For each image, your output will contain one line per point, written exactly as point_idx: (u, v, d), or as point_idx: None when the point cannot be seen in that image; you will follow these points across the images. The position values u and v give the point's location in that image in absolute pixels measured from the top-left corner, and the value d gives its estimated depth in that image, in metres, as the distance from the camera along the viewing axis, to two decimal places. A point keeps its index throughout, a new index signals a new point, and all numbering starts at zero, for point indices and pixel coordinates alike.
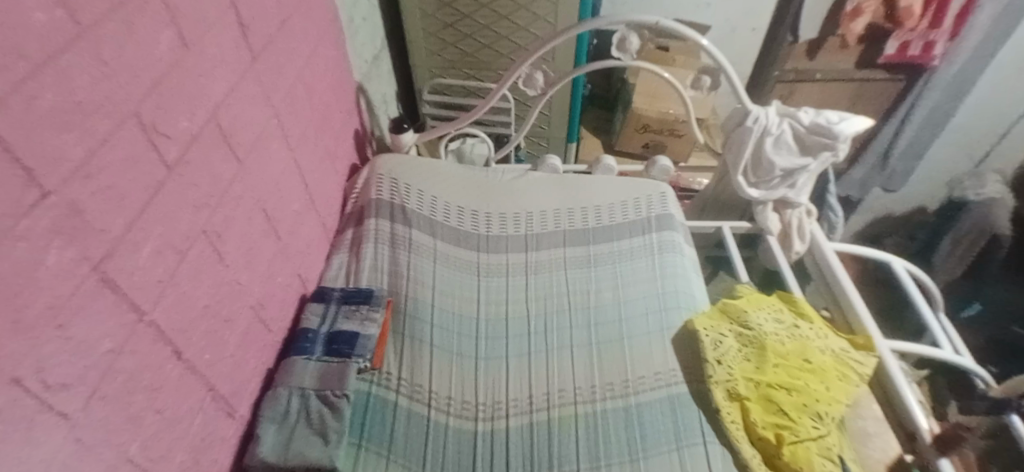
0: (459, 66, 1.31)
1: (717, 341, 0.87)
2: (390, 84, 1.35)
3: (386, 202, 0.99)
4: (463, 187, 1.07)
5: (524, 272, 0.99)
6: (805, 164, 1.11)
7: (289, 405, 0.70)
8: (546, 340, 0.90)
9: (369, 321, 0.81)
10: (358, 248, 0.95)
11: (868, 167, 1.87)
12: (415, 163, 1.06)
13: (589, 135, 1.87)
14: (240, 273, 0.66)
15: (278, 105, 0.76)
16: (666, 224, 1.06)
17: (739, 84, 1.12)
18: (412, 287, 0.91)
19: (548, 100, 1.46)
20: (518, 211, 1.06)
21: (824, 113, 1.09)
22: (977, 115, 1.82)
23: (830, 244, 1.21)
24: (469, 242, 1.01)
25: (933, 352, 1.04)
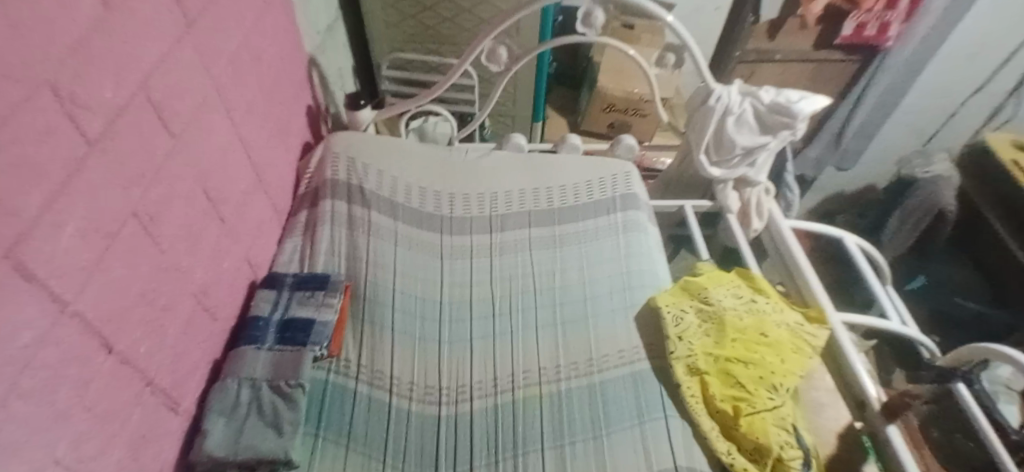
0: (419, 40, 1.26)
1: (679, 318, 0.89)
2: (346, 57, 1.29)
3: (343, 182, 0.95)
4: (425, 167, 1.04)
5: (489, 253, 0.97)
6: (765, 143, 1.13)
7: (238, 396, 0.67)
8: (512, 321, 0.89)
9: (324, 306, 0.77)
10: (313, 229, 0.90)
11: (822, 146, 1.93)
12: (374, 141, 1.02)
13: (554, 114, 1.86)
14: (179, 258, 0.62)
15: (219, 77, 0.71)
16: (631, 204, 1.06)
17: (703, 62, 1.11)
18: (372, 270, 0.88)
19: (512, 78, 1.43)
20: (483, 191, 1.04)
21: (785, 92, 1.09)
22: (928, 95, 1.88)
23: (788, 222, 1.24)
24: (432, 224, 0.98)
25: (880, 324, 1.09)
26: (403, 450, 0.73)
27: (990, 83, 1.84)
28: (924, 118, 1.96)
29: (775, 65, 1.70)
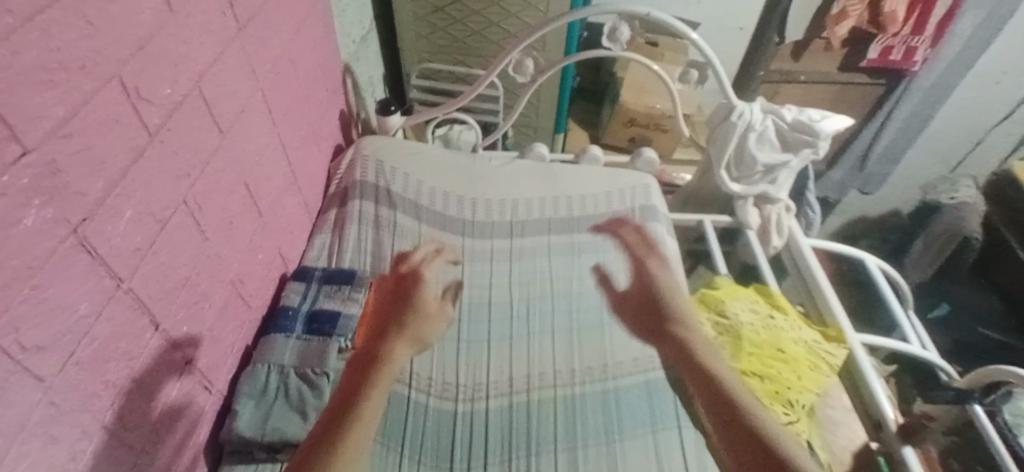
0: (447, 51, 1.30)
1: (695, 329, 0.92)
2: (377, 66, 1.34)
3: (370, 184, 0.98)
4: (450, 172, 1.07)
5: (508, 258, 1.00)
6: (786, 160, 1.14)
7: (267, 381, 0.69)
8: (529, 324, 0.91)
9: (350, 300, 0.80)
10: (340, 227, 0.93)
11: (846, 169, 1.92)
12: (401, 146, 1.06)
13: (576, 127, 1.89)
14: (220, 247, 0.65)
15: (263, 78, 0.75)
16: (649, 216, 1.09)
17: (726, 79, 1.13)
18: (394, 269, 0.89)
19: (536, 90, 1.46)
20: (504, 197, 1.07)
21: (807, 111, 1.12)
22: (954, 121, 1.87)
23: (807, 240, 1.24)
24: (455, 227, 1.01)
25: (899, 346, 1.09)
26: (421, 444, 0.76)
27: (1017, 112, 1.83)
28: (951, 143, 1.95)
29: (799, 85, 1.74)
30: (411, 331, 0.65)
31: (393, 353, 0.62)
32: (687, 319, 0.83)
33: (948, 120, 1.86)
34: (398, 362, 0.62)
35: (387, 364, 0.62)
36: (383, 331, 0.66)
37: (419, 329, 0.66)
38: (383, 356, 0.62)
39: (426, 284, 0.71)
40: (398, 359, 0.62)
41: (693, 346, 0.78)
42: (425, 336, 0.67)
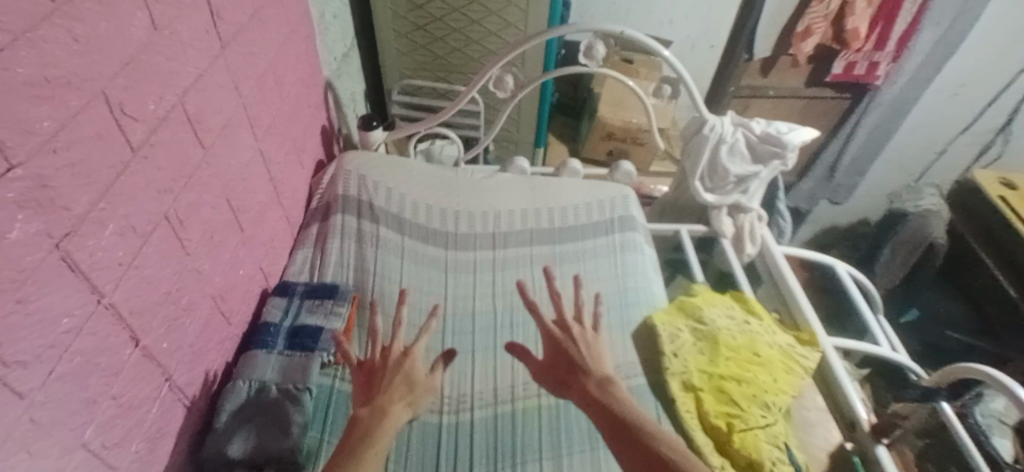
0: (429, 68, 1.33)
1: (674, 335, 0.95)
2: (360, 82, 1.35)
3: (353, 198, 0.99)
4: (431, 186, 1.08)
5: (492, 268, 1.01)
6: (757, 171, 1.19)
7: (249, 398, 0.68)
8: (513, 334, 0.92)
9: (333, 315, 0.80)
10: (323, 242, 0.93)
11: (815, 180, 2.02)
12: (383, 161, 1.07)
13: (556, 142, 1.92)
14: (201, 262, 0.65)
15: (247, 95, 0.76)
16: (628, 226, 1.12)
17: (698, 95, 1.17)
18: (378, 283, 0.90)
19: (516, 105, 1.49)
20: (487, 210, 1.09)
21: (775, 124, 1.17)
22: (914, 133, 1.97)
23: (779, 248, 1.28)
24: (437, 239, 1.01)
25: (870, 348, 1.14)
26: (405, 459, 0.75)
27: (975, 124, 1.93)
28: (915, 153, 2.04)
29: (769, 100, 1.80)
30: (409, 395, 0.66)
31: (390, 414, 0.62)
32: (585, 350, 0.74)
33: (910, 131, 1.95)
34: (397, 422, 0.62)
35: (386, 425, 0.61)
36: (376, 397, 0.65)
37: (416, 394, 0.67)
38: (381, 416, 0.62)
39: (416, 349, 0.72)
40: (398, 419, 0.62)
41: (585, 362, 0.71)
42: (421, 399, 0.68)
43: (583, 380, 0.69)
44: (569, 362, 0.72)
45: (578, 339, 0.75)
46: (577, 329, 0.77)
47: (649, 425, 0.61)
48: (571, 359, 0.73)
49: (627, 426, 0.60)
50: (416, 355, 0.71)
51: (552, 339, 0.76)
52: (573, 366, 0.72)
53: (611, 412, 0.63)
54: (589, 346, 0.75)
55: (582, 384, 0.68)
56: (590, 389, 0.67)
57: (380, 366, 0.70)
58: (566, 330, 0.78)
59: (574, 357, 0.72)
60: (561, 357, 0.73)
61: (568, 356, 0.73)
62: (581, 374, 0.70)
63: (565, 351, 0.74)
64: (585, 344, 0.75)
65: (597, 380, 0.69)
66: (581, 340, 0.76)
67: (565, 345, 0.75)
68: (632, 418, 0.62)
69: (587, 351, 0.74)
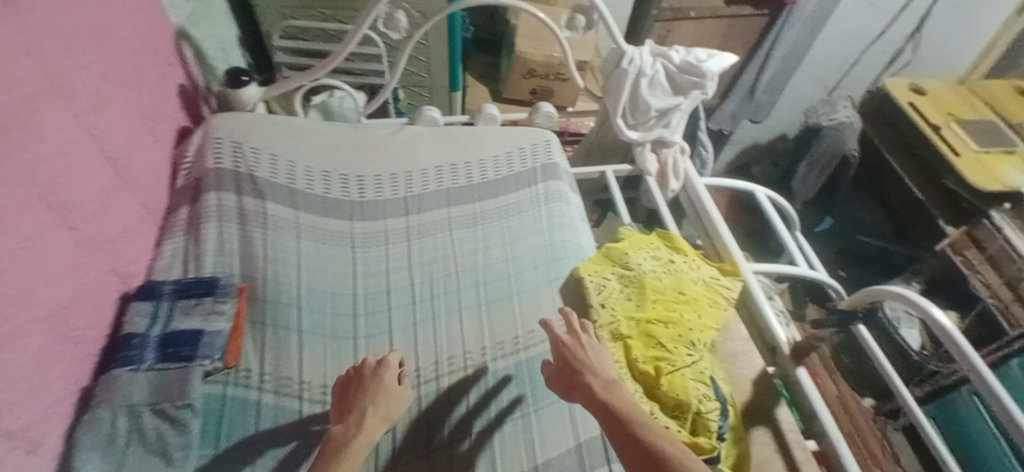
0: (312, 5, 1.16)
1: (601, 285, 0.92)
2: (229, 27, 1.16)
3: (228, 171, 0.85)
4: (326, 147, 0.95)
5: (406, 238, 0.92)
6: (678, 104, 1.14)
7: (114, 428, 0.60)
8: (434, 306, 0.85)
9: (214, 315, 0.71)
10: (197, 226, 0.80)
11: (737, 101, 2.04)
12: (263, 124, 0.92)
13: (475, 83, 1.78)
14: (18, 279, 0.53)
15: (56, 60, 0.60)
16: (551, 174, 1.06)
17: (613, 23, 1.08)
18: (270, 267, 0.79)
19: (423, 44, 1.34)
20: (397, 171, 0.98)
21: (693, 52, 1.11)
22: (830, 48, 1.99)
23: (702, 180, 1.27)
24: (340, 210, 0.90)
25: (788, 271, 1.18)
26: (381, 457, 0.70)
27: (887, 32, 1.96)
28: (830, 68, 2.08)
29: (691, 21, 1.74)
30: (382, 407, 0.63)
31: (362, 429, 0.59)
32: (592, 354, 0.73)
33: (826, 45, 1.97)
34: (372, 435, 0.60)
35: (359, 441, 0.58)
36: (349, 412, 0.63)
37: (390, 404, 0.64)
38: (355, 431, 0.60)
39: (391, 360, 0.69)
40: (374, 431, 0.60)
41: (590, 364, 0.70)
42: (393, 409, 0.65)
43: (588, 381, 0.68)
44: (572, 364, 0.71)
45: (585, 343, 0.74)
46: (583, 333, 0.76)
47: (641, 416, 0.61)
48: (578, 363, 0.71)
49: (627, 430, 0.59)
50: (390, 365, 0.68)
51: (559, 344, 0.74)
52: (577, 370, 0.70)
53: (611, 411, 0.63)
54: (596, 349, 0.74)
55: (587, 388, 0.67)
56: (596, 393, 0.66)
57: (365, 378, 0.66)
58: (574, 335, 0.76)
59: (578, 360, 0.71)
60: (567, 362, 0.72)
61: (573, 359, 0.72)
62: (586, 379, 0.68)
63: (572, 355, 0.72)
64: (589, 346, 0.74)
65: (603, 381, 0.68)
66: (585, 343, 0.74)
67: (569, 350, 0.73)
68: (625, 414, 0.62)
69: (593, 354, 0.73)
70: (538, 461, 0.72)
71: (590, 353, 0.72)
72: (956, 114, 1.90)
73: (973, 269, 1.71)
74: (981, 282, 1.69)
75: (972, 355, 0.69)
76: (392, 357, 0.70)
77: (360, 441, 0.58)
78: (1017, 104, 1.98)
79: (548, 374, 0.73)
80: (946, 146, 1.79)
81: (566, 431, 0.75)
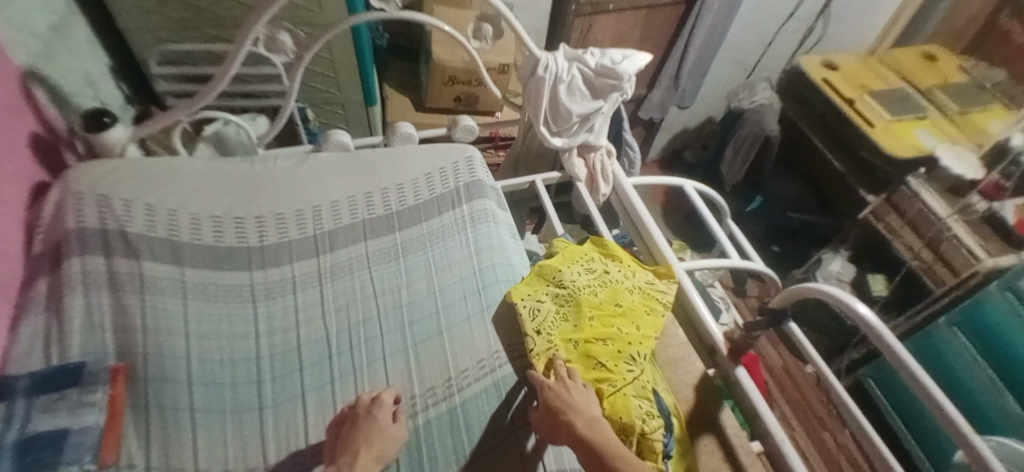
0: (193, 25, 1.04)
1: (535, 309, 0.86)
2: (96, 57, 1.03)
3: (94, 229, 0.74)
4: (214, 189, 0.85)
5: (318, 282, 0.84)
6: (598, 108, 1.11)
7: None
8: (353, 357, 0.78)
9: (82, 407, 0.62)
10: (58, 300, 0.69)
11: (663, 90, 2.06)
12: (135, 169, 0.81)
13: (395, 94, 1.67)
14: None
15: None
16: (476, 192, 1.00)
17: (522, 29, 1.04)
18: (152, 340, 0.69)
19: (329, 61, 1.24)
20: (303, 207, 0.89)
21: (608, 53, 1.08)
22: (744, 32, 2.05)
23: (630, 180, 1.26)
24: (235, 260, 0.81)
25: (722, 264, 1.18)
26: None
27: (797, 11, 2.04)
28: (746, 50, 2.14)
29: (610, 14, 1.73)
30: (375, 446, 0.65)
31: (356, 467, 0.62)
32: (576, 395, 0.72)
33: (741, 31, 2.03)
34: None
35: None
36: (341, 453, 0.65)
37: (383, 443, 0.66)
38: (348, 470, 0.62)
39: (386, 399, 0.71)
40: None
41: (572, 402, 0.70)
42: (388, 448, 0.66)
43: (572, 420, 0.68)
44: (554, 406, 0.71)
45: (569, 385, 0.73)
46: (568, 374, 0.75)
47: (621, 453, 0.64)
48: (561, 408, 0.70)
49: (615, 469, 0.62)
50: (385, 404, 0.70)
51: (542, 387, 0.73)
52: (561, 412, 0.70)
53: (589, 444, 0.65)
54: (578, 388, 0.73)
55: (573, 429, 0.67)
56: (581, 432, 0.66)
57: (369, 415, 0.68)
58: (559, 379, 0.75)
59: (560, 399, 0.71)
60: (552, 407, 0.71)
61: (558, 402, 0.71)
62: (572, 419, 0.68)
63: (556, 398, 0.71)
64: (573, 383, 0.74)
65: (586, 418, 0.68)
66: (571, 384, 0.74)
67: (553, 393, 0.72)
68: (606, 448, 0.64)
69: (576, 391, 0.72)
70: None
71: (576, 391, 0.72)
72: (868, 86, 1.98)
73: (894, 234, 1.77)
74: (903, 245, 1.75)
75: (893, 341, 0.70)
76: (385, 394, 0.71)
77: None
78: (923, 68, 2.02)
79: (536, 418, 0.72)
80: (861, 119, 1.86)
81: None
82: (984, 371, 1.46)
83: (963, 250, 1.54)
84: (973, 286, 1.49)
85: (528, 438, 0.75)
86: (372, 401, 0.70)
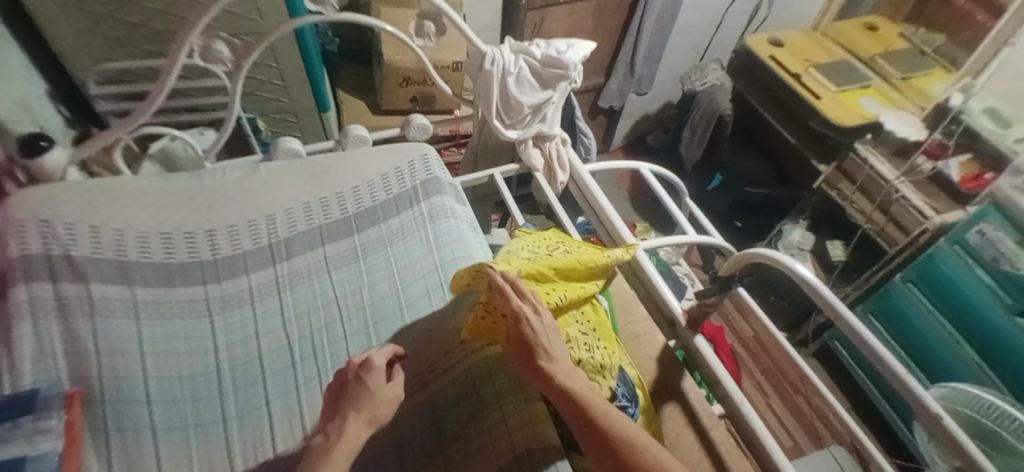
0: (130, 42, 1.03)
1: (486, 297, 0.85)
2: (31, 80, 1.00)
3: (37, 255, 0.72)
4: (161, 207, 0.84)
5: (276, 291, 0.84)
6: (549, 97, 1.13)
7: None
8: (317, 363, 0.78)
9: (35, 436, 0.59)
10: (5, 331, 0.67)
11: (620, 77, 2.10)
12: (76, 190, 0.79)
13: (351, 98, 1.66)
14: None
15: None
16: (433, 189, 1.01)
17: (466, 25, 1.04)
18: (107, 362, 0.69)
19: (276, 69, 1.23)
20: (256, 217, 0.89)
21: (553, 43, 1.10)
22: (694, 15, 2.10)
23: (586, 167, 1.29)
24: (188, 275, 0.80)
25: (682, 240, 1.22)
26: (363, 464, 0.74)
27: None
28: (697, 33, 2.19)
29: (560, 7, 1.75)
30: (366, 411, 0.63)
31: (345, 434, 0.60)
32: (548, 336, 0.70)
33: (690, 14, 2.08)
34: (358, 439, 0.61)
35: (341, 447, 0.59)
36: (332, 420, 0.63)
37: (375, 406, 0.64)
38: (337, 438, 0.60)
39: (379, 364, 0.67)
40: (357, 436, 0.61)
41: (546, 344, 0.69)
42: (382, 411, 0.65)
43: (548, 369, 0.67)
44: (531, 348, 0.69)
45: (542, 323, 0.70)
46: (542, 305, 0.72)
47: (595, 401, 0.64)
48: (534, 348, 0.69)
49: (589, 422, 0.62)
50: (376, 368, 0.67)
51: (518, 321, 0.69)
52: (538, 354, 0.69)
53: (562, 392, 0.65)
54: (547, 325, 0.71)
55: (549, 377, 0.66)
56: (555, 379, 0.66)
57: (364, 377, 0.66)
58: (534, 308, 0.71)
59: (537, 343, 0.69)
60: (528, 346, 0.69)
61: (534, 343, 0.69)
62: (546, 368, 0.67)
63: (533, 337, 0.69)
64: (546, 320, 0.71)
65: (562, 366, 0.68)
66: (545, 319, 0.71)
67: (531, 330, 0.69)
68: (583, 395, 0.64)
69: (551, 332, 0.70)
70: None
71: (551, 333, 0.70)
72: (813, 60, 2.05)
73: (847, 200, 1.83)
74: (857, 210, 1.80)
75: (844, 310, 0.73)
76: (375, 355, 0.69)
77: (344, 448, 0.59)
78: (866, 38, 2.10)
79: (511, 350, 0.71)
80: (808, 93, 1.93)
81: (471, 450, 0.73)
82: (941, 323, 1.56)
83: (912, 210, 1.59)
84: (925, 243, 1.57)
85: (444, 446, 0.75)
86: (364, 361, 0.68)
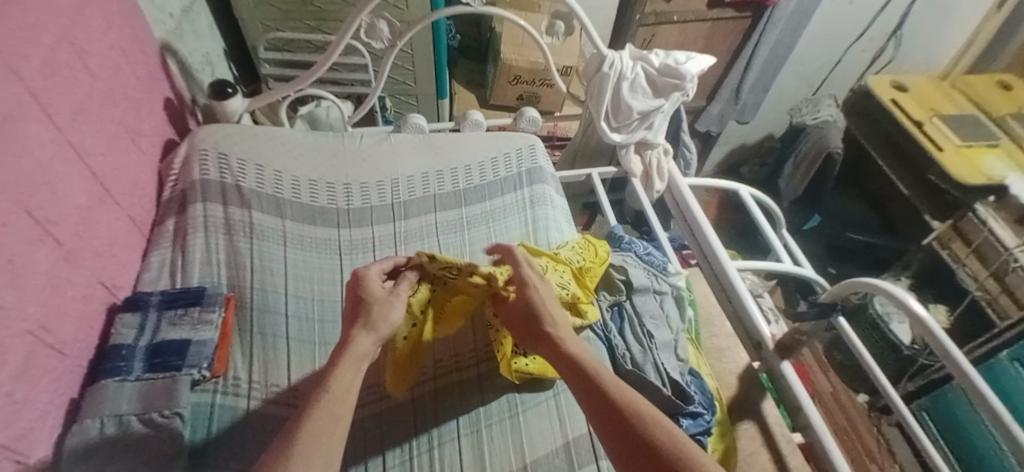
0: (296, 17, 1.18)
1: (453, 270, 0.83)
2: (215, 41, 1.18)
3: (214, 182, 0.87)
4: (312, 157, 0.96)
5: (393, 244, 0.93)
6: (659, 106, 1.16)
7: (102, 436, 0.60)
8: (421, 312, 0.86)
9: (200, 324, 0.72)
10: (183, 238, 0.82)
11: (722, 103, 2.08)
12: (246, 132, 0.94)
13: (463, 90, 1.79)
14: (24, 304, 0.56)
15: (41, 91, 0.61)
16: (537, 178, 1.07)
17: (593, 29, 1.10)
18: (258, 276, 0.81)
19: (409, 55, 1.35)
20: (383, 179, 0.99)
21: (672, 54, 1.13)
22: (811, 48, 2.03)
23: (685, 181, 1.30)
24: (327, 218, 0.92)
25: (775, 267, 1.20)
26: (433, 407, 0.77)
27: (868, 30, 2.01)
28: (812, 66, 2.12)
29: (674, 25, 1.76)
30: (364, 319, 0.65)
31: (351, 345, 0.62)
32: (552, 309, 0.71)
33: (806, 46, 2.02)
34: (363, 348, 0.62)
35: (347, 352, 0.61)
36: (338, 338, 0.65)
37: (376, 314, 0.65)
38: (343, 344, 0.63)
39: (367, 273, 0.70)
40: (360, 343, 0.62)
41: (552, 318, 0.70)
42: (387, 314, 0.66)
43: (557, 339, 0.67)
44: (536, 319, 0.70)
45: (541, 292, 0.73)
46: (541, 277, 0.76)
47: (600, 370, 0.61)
48: (536, 316, 0.70)
49: (599, 393, 0.58)
50: (368, 276, 0.70)
51: (523, 289, 0.73)
52: (542, 323, 0.70)
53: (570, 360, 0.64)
54: (543, 294, 0.73)
55: (554, 343, 0.67)
56: (562, 346, 0.66)
57: (360, 295, 0.68)
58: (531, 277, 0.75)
59: (541, 311, 0.71)
60: (532, 313, 0.71)
61: (536, 308, 0.71)
62: (552, 334, 0.68)
63: (536, 303, 0.71)
64: (546, 290, 0.74)
65: (570, 338, 0.68)
66: (543, 287, 0.74)
67: (536, 296, 0.72)
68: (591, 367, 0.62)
69: (552, 305, 0.72)
70: (526, 460, 0.74)
71: (550, 299, 0.73)
72: (938, 109, 1.93)
73: (958, 262, 1.71)
74: (968, 274, 1.67)
75: (963, 362, 0.69)
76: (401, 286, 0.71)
77: (350, 352, 0.61)
78: (1002, 95, 1.95)
79: (515, 321, 0.73)
80: (929, 140, 1.81)
81: (531, 419, 0.78)
82: None
83: None
84: None
85: (521, 413, 0.78)
86: (360, 281, 0.69)
